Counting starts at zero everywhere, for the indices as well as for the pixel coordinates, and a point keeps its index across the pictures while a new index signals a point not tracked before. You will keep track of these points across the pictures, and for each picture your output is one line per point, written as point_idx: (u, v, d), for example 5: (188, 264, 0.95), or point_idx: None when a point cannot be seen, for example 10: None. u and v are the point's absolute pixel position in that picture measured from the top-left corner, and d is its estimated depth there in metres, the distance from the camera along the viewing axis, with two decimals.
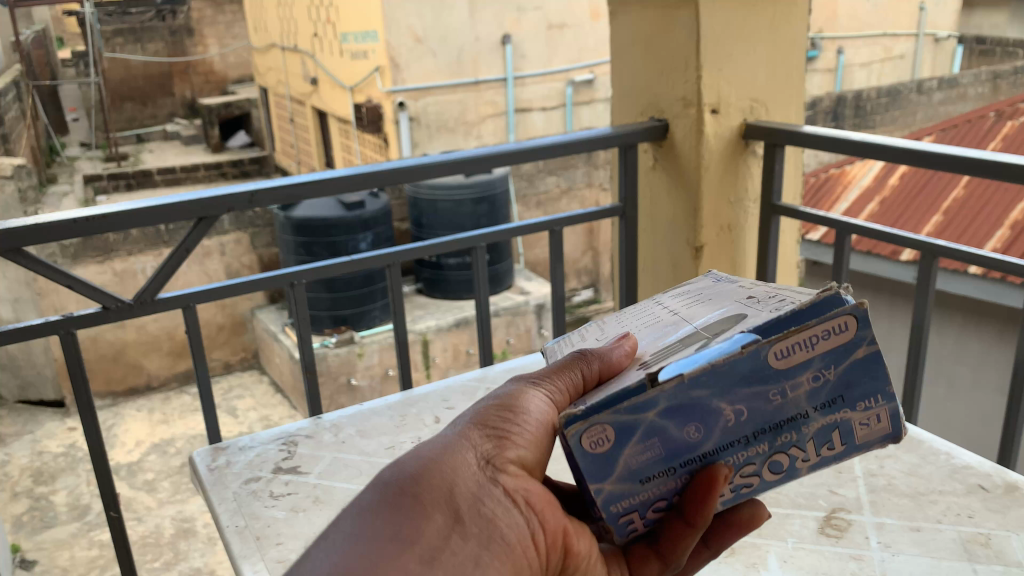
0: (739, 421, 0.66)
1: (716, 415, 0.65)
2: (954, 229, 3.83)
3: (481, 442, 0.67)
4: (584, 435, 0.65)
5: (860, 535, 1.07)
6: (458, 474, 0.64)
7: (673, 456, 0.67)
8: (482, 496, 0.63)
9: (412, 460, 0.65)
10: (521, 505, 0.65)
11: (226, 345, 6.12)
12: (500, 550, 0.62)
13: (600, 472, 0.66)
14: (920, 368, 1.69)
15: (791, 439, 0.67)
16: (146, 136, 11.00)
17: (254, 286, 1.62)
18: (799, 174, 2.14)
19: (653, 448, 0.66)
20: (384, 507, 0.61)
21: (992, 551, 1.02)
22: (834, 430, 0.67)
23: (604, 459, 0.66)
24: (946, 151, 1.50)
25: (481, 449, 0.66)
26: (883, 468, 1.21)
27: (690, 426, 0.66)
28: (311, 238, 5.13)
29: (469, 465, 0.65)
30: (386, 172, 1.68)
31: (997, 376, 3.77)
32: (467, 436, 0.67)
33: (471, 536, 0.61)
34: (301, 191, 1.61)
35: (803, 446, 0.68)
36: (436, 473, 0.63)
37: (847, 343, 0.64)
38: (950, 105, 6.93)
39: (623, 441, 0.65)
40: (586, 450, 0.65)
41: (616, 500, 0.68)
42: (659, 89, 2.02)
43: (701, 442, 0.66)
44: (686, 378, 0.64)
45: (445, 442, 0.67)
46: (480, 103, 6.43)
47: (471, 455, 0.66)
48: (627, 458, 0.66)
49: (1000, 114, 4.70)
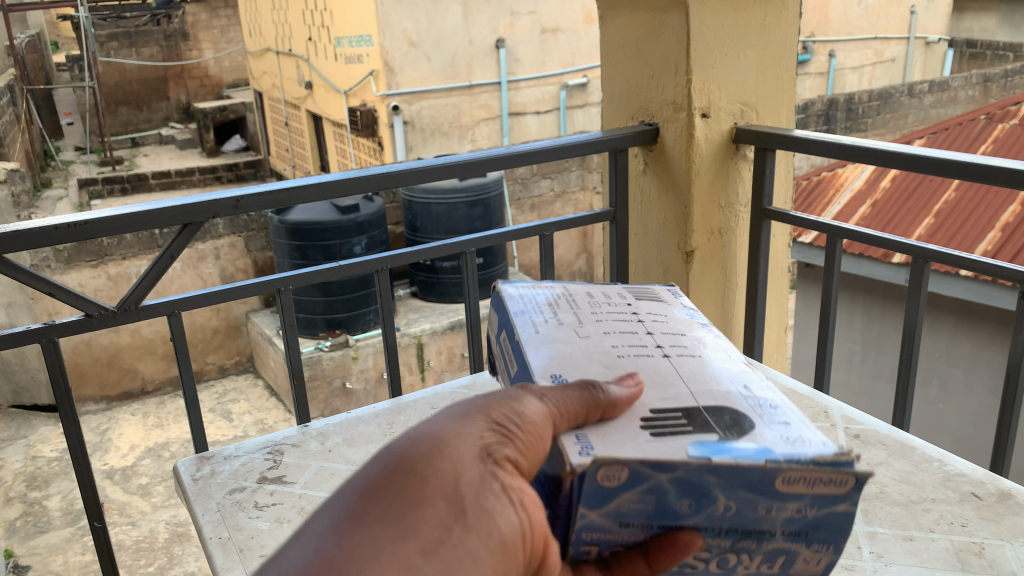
0: (724, 513, 0.68)
1: (709, 501, 0.67)
2: (946, 230, 3.84)
3: (486, 434, 0.60)
4: (603, 468, 0.64)
5: (851, 545, 1.06)
6: (461, 462, 0.57)
7: (657, 516, 0.67)
8: (484, 486, 0.57)
9: (416, 441, 0.59)
10: (517, 502, 0.57)
11: (221, 348, 6.08)
12: (495, 547, 0.54)
13: (595, 503, 0.65)
14: (913, 375, 1.68)
15: (748, 546, 0.71)
16: (141, 140, 10.95)
17: (239, 292, 1.59)
18: (790, 179, 2.13)
19: (647, 502, 0.66)
20: (384, 489, 0.54)
21: (984, 560, 1.01)
22: (782, 554, 0.72)
23: (605, 494, 0.65)
24: (939, 155, 1.49)
25: (485, 441, 0.60)
26: (875, 476, 1.19)
27: (686, 499, 0.67)
28: (305, 241, 5.09)
29: (472, 454, 0.58)
30: (375, 177, 1.65)
31: (989, 377, 3.78)
32: (473, 425, 0.61)
33: (470, 529, 0.54)
34: (289, 196, 1.58)
35: (752, 555, 0.72)
36: (440, 458, 0.57)
37: (837, 496, 0.67)
38: (942, 107, 6.94)
39: (629, 485, 0.65)
40: (597, 480, 0.64)
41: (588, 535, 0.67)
42: (649, 92, 2.01)
43: (687, 515, 0.67)
44: (712, 462, 0.65)
45: (449, 425, 0.61)
46: (475, 106, 6.43)
47: (474, 445, 0.59)
48: (622, 501, 0.66)
49: (991, 117, 4.71)
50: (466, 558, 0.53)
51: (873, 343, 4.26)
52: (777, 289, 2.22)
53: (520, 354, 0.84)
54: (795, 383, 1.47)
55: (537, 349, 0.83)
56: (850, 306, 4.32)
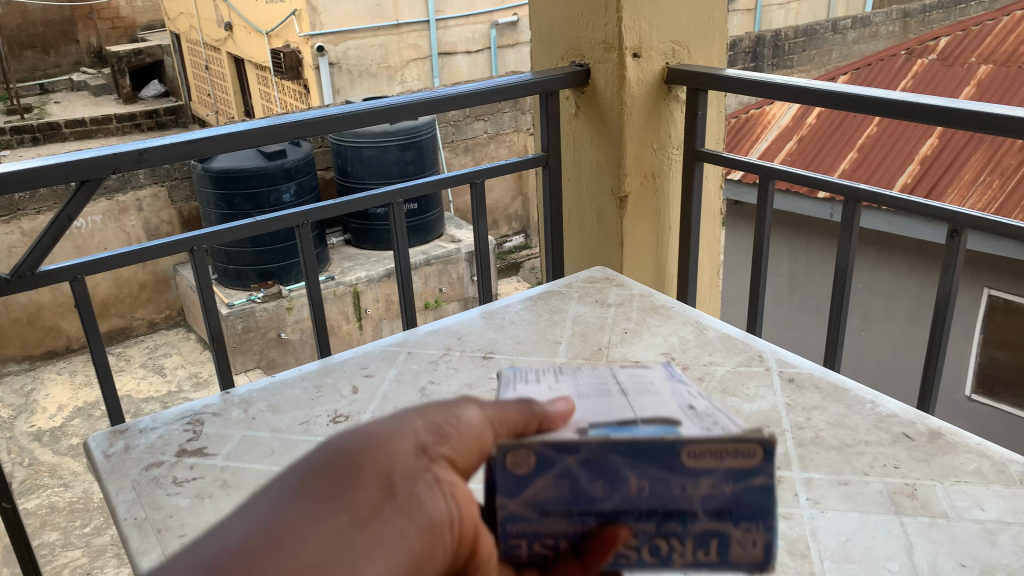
0: (640, 494, 0.57)
1: (623, 483, 0.56)
2: (869, 164, 3.94)
3: (421, 432, 0.57)
4: (508, 454, 0.57)
5: (788, 493, 1.00)
6: (396, 453, 0.55)
7: (576, 503, 0.57)
8: (416, 476, 0.55)
9: (355, 433, 0.56)
10: (442, 490, 0.55)
11: (150, 303, 5.83)
12: (414, 522, 0.53)
13: (508, 492, 0.58)
14: (843, 314, 1.68)
15: (676, 530, 0.58)
16: (51, 87, 10.31)
17: (149, 254, 1.49)
18: (722, 119, 2.10)
19: (561, 488, 0.57)
20: (313, 482, 0.52)
21: (917, 502, 0.98)
22: (713, 537, 0.58)
23: (517, 483, 0.57)
24: (867, 93, 1.46)
25: (419, 434, 0.57)
26: (810, 421, 1.14)
27: (599, 482, 0.57)
28: (230, 190, 4.85)
29: (407, 450, 0.56)
30: (293, 126, 1.54)
31: (909, 305, 3.91)
32: (408, 422, 0.58)
33: (401, 510, 0.53)
34: (196, 149, 1.46)
35: (682, 542, 0.58)
36: (376, 448, 0.55)
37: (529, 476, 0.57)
38: (864, 43, 6.96)
39: (539, 471, 0.57)
40: (506, 469, 0.57)
41: (638, 462, 0.56)
42: (580, 31, 1.93)
43: (604, 499, 0.57)
44: (609, 438, 0.56)
45: (385, 422, 0.57)
46: (403, 46, 6.25)
47: (409, 439, 0.56)
48: (538, 489, 0.57)
49: (912, 52, 4.79)
50: (395, 539, 0.51)
51: (799, 275, 4.36)
52: (710, 232, 2.21)
53: None
54: (729, 327, 1.41)
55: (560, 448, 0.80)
56: (779, 241, 4.39)
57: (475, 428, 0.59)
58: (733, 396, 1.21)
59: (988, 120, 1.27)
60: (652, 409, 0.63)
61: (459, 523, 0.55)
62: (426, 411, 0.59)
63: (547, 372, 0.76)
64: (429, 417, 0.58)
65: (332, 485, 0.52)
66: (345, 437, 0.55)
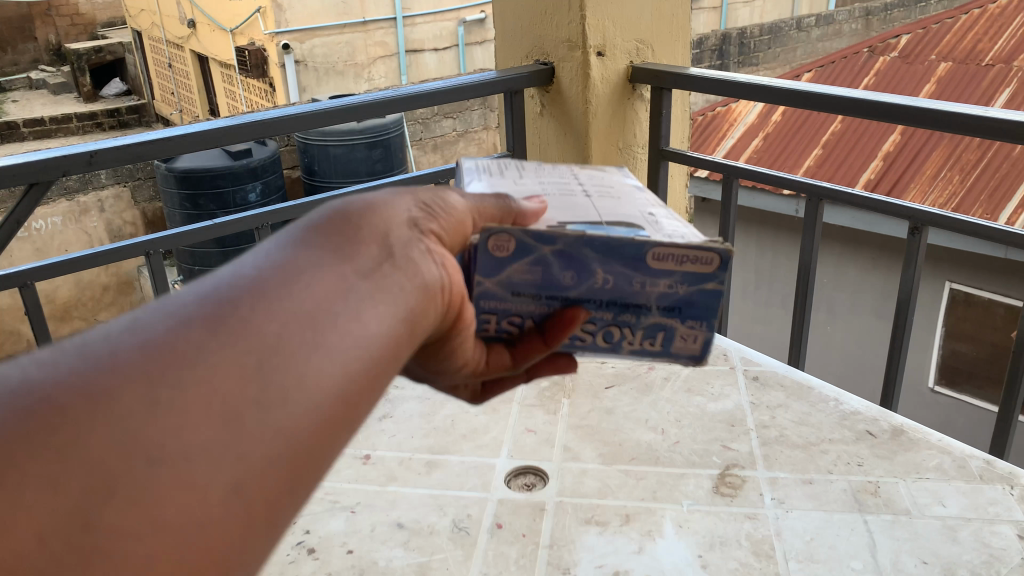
0: (604, 286, 0.64)
1: (590, 275, 0.63)
2: (834, 161, 3.99)
3: (413, 207, 0.59)
4: (491, 236, 0.61)
5: (754, 493, 1.00)
6: (391, 221, 0.56)
7: (545, 287, 0.64)
8: (411, 241, 0.56)
9: (349, 203, 0.56)
10: (434, 257, 0.57)
11: (113, 305, 5.72)
12: (413, 280, 0.54)
13: (487, 272, 0.63)
14: (807, 312, 1.68)
15: (630, 321, 0.66)
16: (7, 85, 10.03)
17: (105, 258, 1.45)
18: (687, 118, 2.11)
19: (535, 273, 0.63)
20: (314, 234, 0.52)
21: (881, 500, 0.98)
22: (660, 330, 0.66)
23: (497, 263, 0.63)
24: (827, 91, 1.47)
25: (411, 209, 0.58)
26: (775, 419, 1.15)
27: (569, 272, 0.63)
28: (195, 190, 4.70)
29: (399, 219, 0.57)
30: (252, 126, 1.51)
31: (874, 300, 3.97)
32: (400, 197, 0.59)
33: (399, 267, 0.53)
34: (152, 150, 1.42)
35: (634, 331, 0.67)
36: (373, 213, 0.56)
37: (503, 260, 0.62)
38: (828, 41, 7.03)
39: (518, 256, 0.62)
40: (487, 251, 0.62)
41: (606, 258, 0.62)
42: (544, 30, 1.92)
43: (571, 286, 0.64)
44: (586, 234, 0.61)
45: (378, 196, 0.58)
46: (370, 44, 6.21)
47: (400, 211, 0.57)
48: (513, 272, 0.63)
49: (874, 49, 4.87)
50: (398, 292, 0.52)
51: (766, 272, 4.40)
52: None
53: None
54: None
55: None
56: (746, 238, 4.43)
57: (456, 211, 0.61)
58: (698, 395, 1.21)
59: (946, 118, 1.29)
60: (610, 212, 0.69)
61: (452, 288, 0.58)
62: (416, 192, 0.61)
63: (508, 168, 0.82)
64: (420, 196, 0.60)
65: (334, 235, 0.52)
66: (341, 206, 0.56)
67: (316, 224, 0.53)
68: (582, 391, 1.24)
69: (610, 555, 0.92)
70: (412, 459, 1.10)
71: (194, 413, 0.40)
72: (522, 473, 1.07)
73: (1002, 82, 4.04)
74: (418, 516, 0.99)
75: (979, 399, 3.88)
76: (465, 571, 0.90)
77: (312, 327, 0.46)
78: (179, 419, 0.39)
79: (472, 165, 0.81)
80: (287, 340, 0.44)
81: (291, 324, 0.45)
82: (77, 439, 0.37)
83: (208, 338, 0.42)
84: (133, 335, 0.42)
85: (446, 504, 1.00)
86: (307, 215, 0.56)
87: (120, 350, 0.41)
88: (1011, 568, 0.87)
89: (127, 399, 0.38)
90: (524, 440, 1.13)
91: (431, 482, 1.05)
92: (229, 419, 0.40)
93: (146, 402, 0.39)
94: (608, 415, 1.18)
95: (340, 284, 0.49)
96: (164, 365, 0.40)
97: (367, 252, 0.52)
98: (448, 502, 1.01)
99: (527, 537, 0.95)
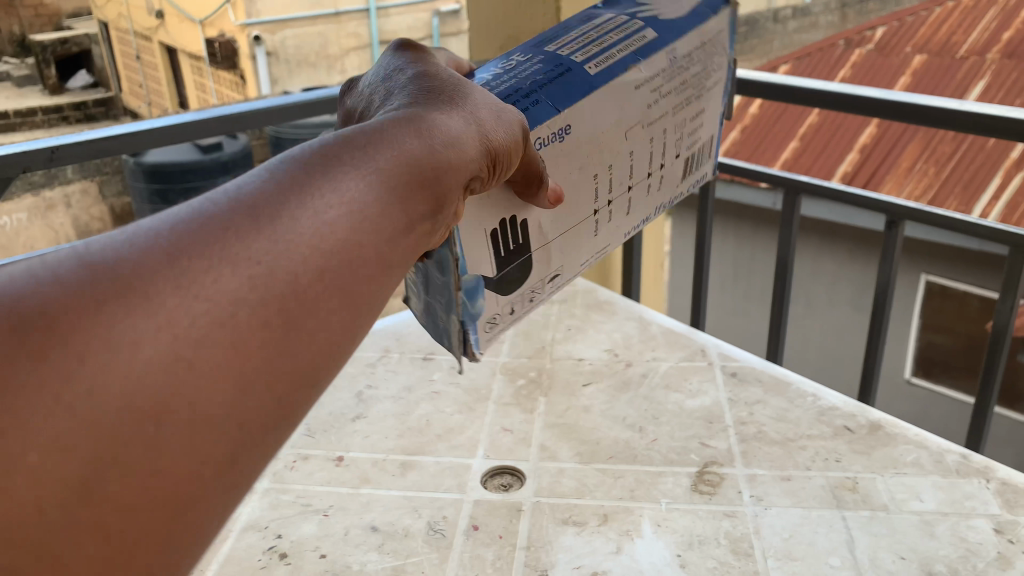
0: (432, 276, 0.73)
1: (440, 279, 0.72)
2: (810, 154, 4.02)
3: (482, 158, 0.59)
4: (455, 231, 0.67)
5: (732, 491, 0.99)
6: (459, 178, 0.56)
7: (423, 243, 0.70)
8: (457, 202, 0.56)
9: (440, 132, 0.56)
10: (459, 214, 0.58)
11: None
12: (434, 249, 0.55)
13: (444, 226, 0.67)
14: (785, 308, 1.67)
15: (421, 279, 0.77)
16: None
17: None
18: None
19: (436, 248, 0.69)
20: (397, 167, 0.52)
21: (858, 495, 0.98)
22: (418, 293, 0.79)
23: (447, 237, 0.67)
24: (804, 83, 1.46)
25: (479, 161, 0.58)
26: (753, 415, 1.14)
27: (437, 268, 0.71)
28: (165, 184, 4.74)
29: (466, 174, 0.57)
30: (221, 121, 1.47)
31: (849, 291, 4.00)
32: (478, 141, 0.58)
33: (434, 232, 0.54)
34: (117, 145, 1.38)
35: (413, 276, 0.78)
36: (453, 163, 0.55)
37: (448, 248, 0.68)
38: (804, 34, 7.01)
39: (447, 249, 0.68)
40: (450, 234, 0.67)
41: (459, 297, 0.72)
42: (519, 22, 1.90)
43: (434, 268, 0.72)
44: (461, 293, 0.70)
45: (463, 129, 0.57)
46: (343, 35, 6.21)
47: (471, 162, 0.57)
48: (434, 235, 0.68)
49: (850, 42, 4.91)
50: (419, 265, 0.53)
51: (744, 265, 4.42)
52: (654, 225, 2.21)
53: (624, 40, 0.79)
54: (672, 323, 1.40)
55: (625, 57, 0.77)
56: (722, 230, 4.44)
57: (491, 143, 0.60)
58: (676, 392, 1.20)
59: (922, 112, 1.28)
60: (541, 255, 0.77)
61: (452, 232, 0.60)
62: (495, 131, 0.60)
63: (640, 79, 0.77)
64: (495, 137, 0.60)
65: (414, 182, 0.52)
66: (374, 127, 0.53)
67: (345, 144, 0.51)
68: (559, 389, 1.23)
69: (588, 556, 0.90)
70: (387, 461, 1.08)
71: (204, 372, 0.41)
72: (498, 474, 1.05)
73: (976, 74, 4.07)
74: (392, 519, 0.97)
75: (952, 389, 3.93)
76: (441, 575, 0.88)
77: (345, 301, 0.47)
78: (196, 376, 0.40)
79: (628, 85, 0.76)
80: (299, 297, 0.44)
81: (307, 278, 0.45)
82: (93, 389, 0.38)
83: (225, 288, 0.42)
84: (216, 246, 0.43)
85: (421, 507, 0.99)
86: (399, 115, 0.55)
87: (139, 281, 0.40)
88: (987, 562, 0.87)
89: (142, 354, 0.39)
90: (501, 440, 1.11)
91: (406, 484, 1.03)
92: (237, 388, 0.42)
93: (162, 355, 0.39)
94: (585, 413, 1.16)
95: (360, 232, 0.48)
96: (222, 294, 0.42)
97: (423, 210, 0.53)
98: (423, 505, 0.99)
99: (504, 539, 0.93)
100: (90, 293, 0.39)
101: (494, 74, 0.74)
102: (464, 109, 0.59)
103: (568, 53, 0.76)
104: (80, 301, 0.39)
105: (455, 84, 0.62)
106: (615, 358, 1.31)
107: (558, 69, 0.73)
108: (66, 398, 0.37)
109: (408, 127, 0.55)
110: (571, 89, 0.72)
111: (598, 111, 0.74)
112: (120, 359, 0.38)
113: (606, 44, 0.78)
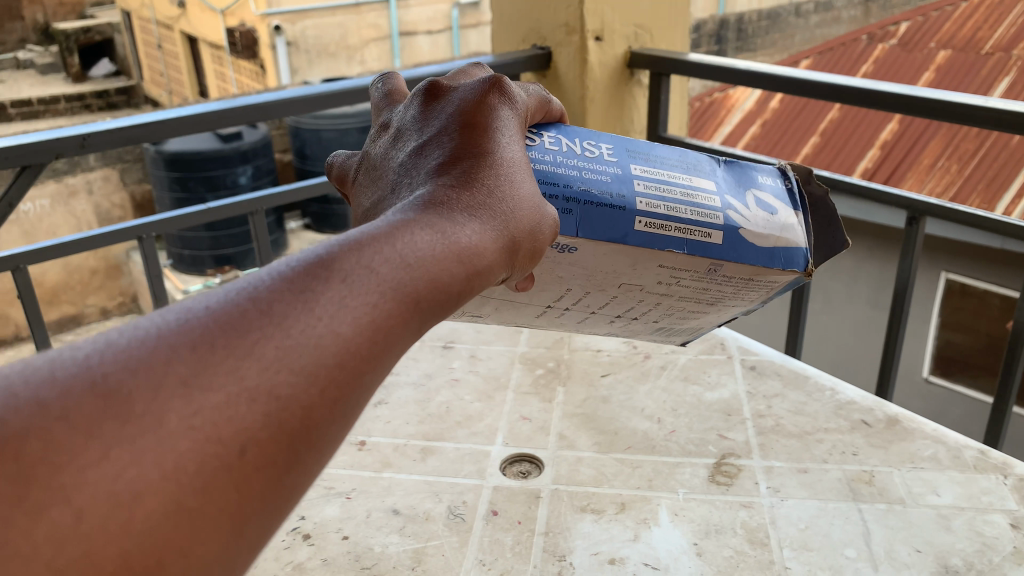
0: None
1: None
2: (830, 149, 3.99)
3: (509, 255, 0.54)
4: None
5: (749, 482, 1.00)
6: (482, 282, 0.52)
7: None
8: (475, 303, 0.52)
9: (468, 241, 0.51)
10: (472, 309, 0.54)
11: (102, 289, 5.68)
12: None
13: None
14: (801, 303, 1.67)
15: None
16: None
17: (92, 241, 1.44)
18: (684, 103, 2.10)
19: None
20: (419, 286, 0.47)
21: (875, 489, 0.99)
22: None
23: None
24: (824, 80, 1.47)
25: (506, 259, 0.54)
26: (771, 409, 1.15)
27: None
28: (186, 173, 4.67)
29: (488, 279, 0.52)
30: (244, 110, 1.49)
31: (868, 289, 3.97)
32: (507, 239, 0.54)
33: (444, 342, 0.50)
34: (142, 132, 1.40)
35: None
36: (477, 273, 0.51)
37: None
38: (825, 28, 6.80)
39: None
40: None
41: None
42: (542, 14, 1.91)
43: None
44: None
45: (491, 233, 0.53)
46: (362, 26, 6.16)
47: (496, 265, 0.53)
48: None
49: (872, 37, 4.89)
50: None
51: None
52: None
53: (701, 214, 0.67)
54: None
55: (681, 239, 0.66)
56: None
57: (521, 241, 0.55)
58: (695, 384, 1.21)
59: (944, 108, 1.28)
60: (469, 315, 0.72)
61: None
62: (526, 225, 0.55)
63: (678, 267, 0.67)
64: (526, 231, 0.55)
65: (434, 299, 0.47)
66: (407, 229, 0.49)
67: (379, 247, 0.47)
68: (578, 379, 1.24)
69: (605, 542, 0.92)
70: (407, 446, 1.10)
71: (206, 519, 0.37)
72: (516, 461, 1.07)
73: (1001, 70, 4.01)
74: (413, 503, 0.99)
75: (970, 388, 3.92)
76: (460, 559, 0.90)
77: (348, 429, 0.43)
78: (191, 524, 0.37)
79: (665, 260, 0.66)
80: (308, 432, 0.41)
81: (317, 411, 0.41)
82: (95, 547, 0.34)
83: (234, 427, 0.38)
84: (218, 379, 0.39)
85: (441, 491, 1.00)
86: (429, 219, 0.50)
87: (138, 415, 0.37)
88: (1003, 556, 0.88)
89: (147, 504, 0.36)
90: (519, 428, 1.12)
91: (426, 469, 1.05)
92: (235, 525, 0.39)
93: (163, 506, 0.36)
94: (603, 404, 1.17)
95: (384, 357, 0.44)
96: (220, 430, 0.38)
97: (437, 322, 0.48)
98: (444, 490, 1.01)
99: (522, 525, 0.94)
100: (97, 428, 0.36)
101: (558, 160, 0.65)
102: (496, 206, 0.54)
103: (640, 186, 0.66)
104: (88, 433, 0.36)
105: (495, 163, 0.56)
106: (633, 350, 1.32)
107: (615, 200, 0.65)
108: (63, 555, 0.34)
109: (445, 225, 0.51)
110: (604, 225, 0.65)
111: (610, 259, 0.66)
112: (122, 509, 0.35)
113: (676, 197, 0.67)
